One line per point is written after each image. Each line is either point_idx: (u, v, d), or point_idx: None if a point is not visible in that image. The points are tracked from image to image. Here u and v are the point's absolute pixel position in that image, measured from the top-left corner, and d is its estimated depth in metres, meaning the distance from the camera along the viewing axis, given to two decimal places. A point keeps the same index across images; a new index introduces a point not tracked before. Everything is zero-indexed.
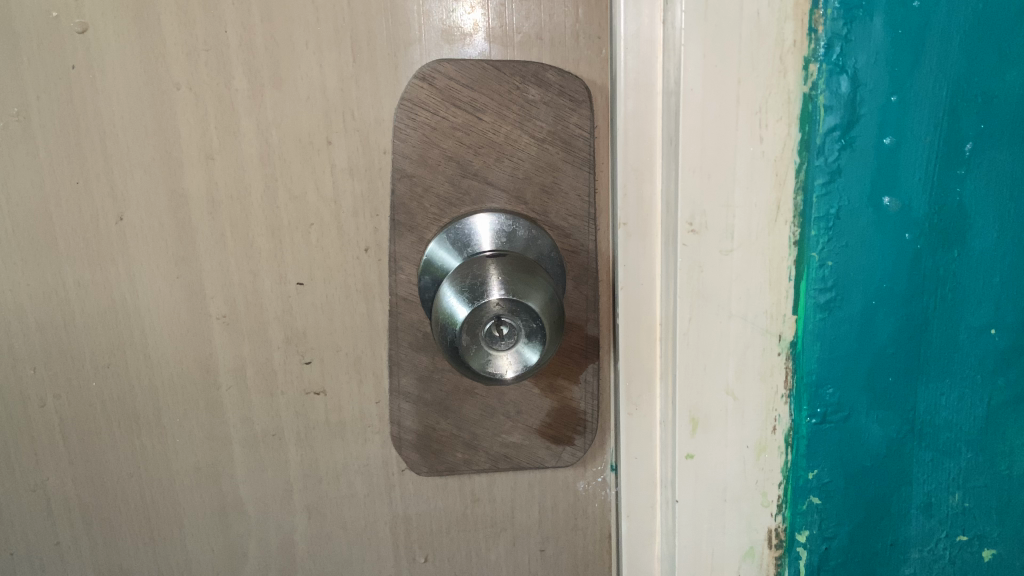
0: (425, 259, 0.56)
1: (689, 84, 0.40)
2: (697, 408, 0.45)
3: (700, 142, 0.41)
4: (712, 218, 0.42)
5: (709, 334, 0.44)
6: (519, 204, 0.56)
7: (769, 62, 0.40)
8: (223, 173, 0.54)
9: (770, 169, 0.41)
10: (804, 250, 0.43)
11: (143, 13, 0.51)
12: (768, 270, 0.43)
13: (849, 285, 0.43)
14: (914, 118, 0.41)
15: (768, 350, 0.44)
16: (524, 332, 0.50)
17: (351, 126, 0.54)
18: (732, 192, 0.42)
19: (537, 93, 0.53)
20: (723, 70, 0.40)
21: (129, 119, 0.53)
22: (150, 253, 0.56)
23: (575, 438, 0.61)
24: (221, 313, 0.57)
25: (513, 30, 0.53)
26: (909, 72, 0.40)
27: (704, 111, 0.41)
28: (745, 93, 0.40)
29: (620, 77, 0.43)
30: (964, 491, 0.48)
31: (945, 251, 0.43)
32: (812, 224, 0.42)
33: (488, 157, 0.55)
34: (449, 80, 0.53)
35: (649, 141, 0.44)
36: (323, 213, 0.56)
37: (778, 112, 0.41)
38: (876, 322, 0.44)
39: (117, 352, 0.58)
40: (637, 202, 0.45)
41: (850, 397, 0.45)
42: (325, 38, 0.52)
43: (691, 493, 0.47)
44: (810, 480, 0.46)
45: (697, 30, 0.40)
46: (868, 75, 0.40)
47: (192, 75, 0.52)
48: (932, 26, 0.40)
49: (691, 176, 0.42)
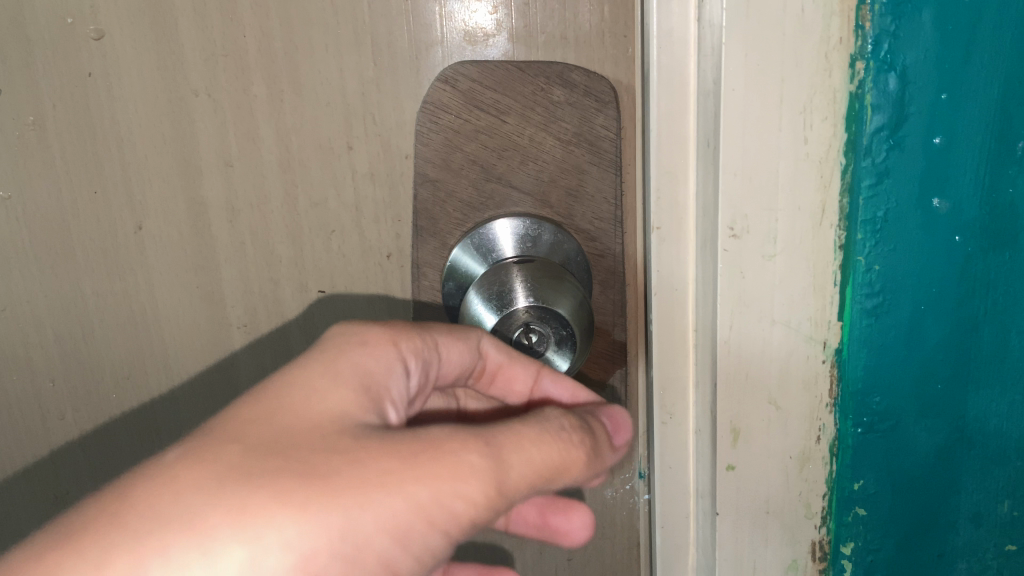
0: (449, 265, 0.56)
1: (730, 83, 0.37)
2: (739, 418, 0.43)
3: (740, 144, 0.38)
4: (756, 222, 0.39)
5: (751, 342, 0.41)
6: (544, 208, 0.55)
7: (814, 55, 0.36)
8: (242, 180, 0.53)
9: (815, 171, 0.38)
10: (848, 255, 0.39)
11: (160, 18, 0.50)
12: (812, 276, 0.39)
13: (898, 291, 0.39)
14: (968, 113, 0.36)
15: (813, 359, 0.41)
16: (554, 340, 0.49)
17: (372, 131, 0.53)
18: (775, 194, 0.38)
19: (561, 93, 0.52)
20: (765, 70, 0.36)
21: (146, 126, 0.52)
22: (170, 263, 0.55)
23: None
24: (241, 322, 0.56)
25: (537, 30, 0.51)
26: (962, 65, 0.36)
27: (745, 112, 0.37)
28: (789, 92, 0.36)
29: (653, 76, 0.42)
30: (1015, 500, 0.44)
31: (1000, 253, 0.39)
32: (858, 228, 0.38)
33: (512, 160, 0.54)
34: (472, 82, 0.52)
35: (685, 143, 0.42)
36: (344, 219, 0.55)
37: (823, 111, 0.37)
38: (925, 331, 0.40)
39: (137, 364, 0.57)
40: (671, 206, 0.43)
41: (898, 407, 0.41)
42: (345, 41, 0.51)
43: (732, 505, 0.45)
44: (855, 490, 0.43)
45: (737, 27, 0.36)
46: (917, 72, 0.36)
47: (211, 81, 0.51)
48: (989, 11, 0.35)
49: (732, 178, 0.38)
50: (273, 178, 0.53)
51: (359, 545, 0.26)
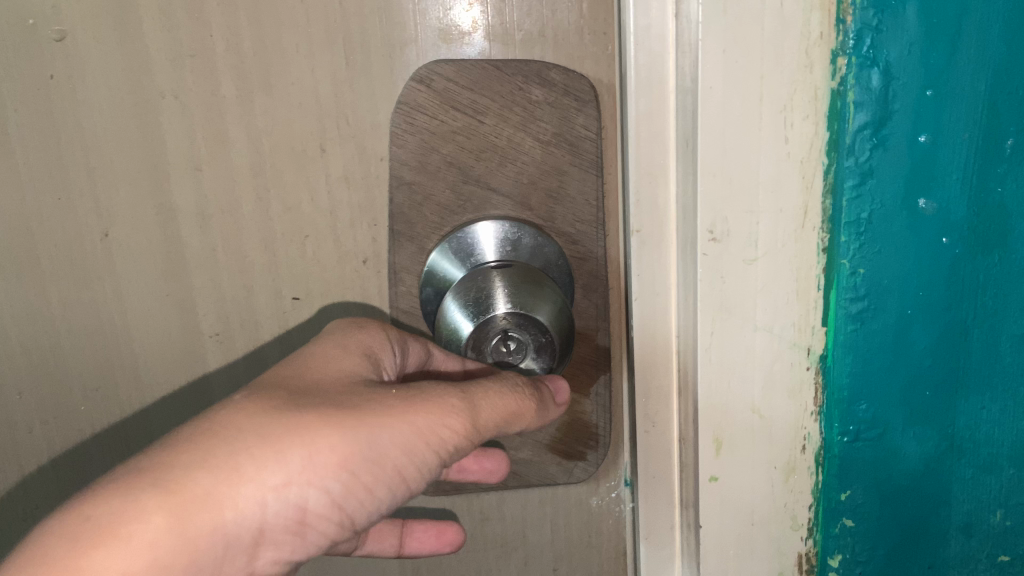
0: (426, 270, 0.54)
1: (708, 81, 0.35)
2: (722, 427, 0.41)
3: (720, 145, 0.36)
4: (736, 225, 0.37)
5: (734, 349, 0.39)
6: (523, 210, 0.54)
7: (795, 51, 0.35)
8: (213, 185, 0.52)
9: (797, 172, 0.36)
10: (832, 258, 0.37)
11: (124, 19, 0.48)
12: (795, 280, 0.38)
13: (884, 295, 0.38)
14: (953, 111, 0.35)
15: (797, 365, 0.39)
16: (533, 347, 0.48)
17: (346, 133, 0.52)
18: (756, 196, 0.37)
19: (540, 93, 0.51)
20: (744, 66, 0.35)
21: (113, 131, 0.50)
22: (140, 271, 0.53)
23: (587, 452, 0.59)
24: (214, 331, 0.55)
25: (514, 27, 0.50)
26: (947, 61, 0.34)
27: (724, 110, 0.35)
28: (769, 89, 0.35)
29: (630, 75, 0.40)
30: (1006, 509, 0.43)
31: (987, 255, 0.38)
32: (842, 230, 0.37)
33: (490, 161, 0.52)
34: (448, 82, 0.50)
35: (664, 141, 0.40)
36: (319, 223, 0.53)
37: (804, 109, 0.35)
38: (913, 336, 0.39)
39: (107, 375, 0.56)
40: (651, 208, 0.42)
41: (885, 414, 0.40)
42: (317, 40, 0.49)
43: (716, 518, 0.43)
44: (843, 501, 0.42)
45: (715, 22, 0.34)
46: (900, 68, 0.34)
47: (178, 82, 0.50)
48: (973, 7, 0.34)
49: (712, 179, 0.36)
50: (244, 181, 0.52)
51: (381, 456, 0.37)
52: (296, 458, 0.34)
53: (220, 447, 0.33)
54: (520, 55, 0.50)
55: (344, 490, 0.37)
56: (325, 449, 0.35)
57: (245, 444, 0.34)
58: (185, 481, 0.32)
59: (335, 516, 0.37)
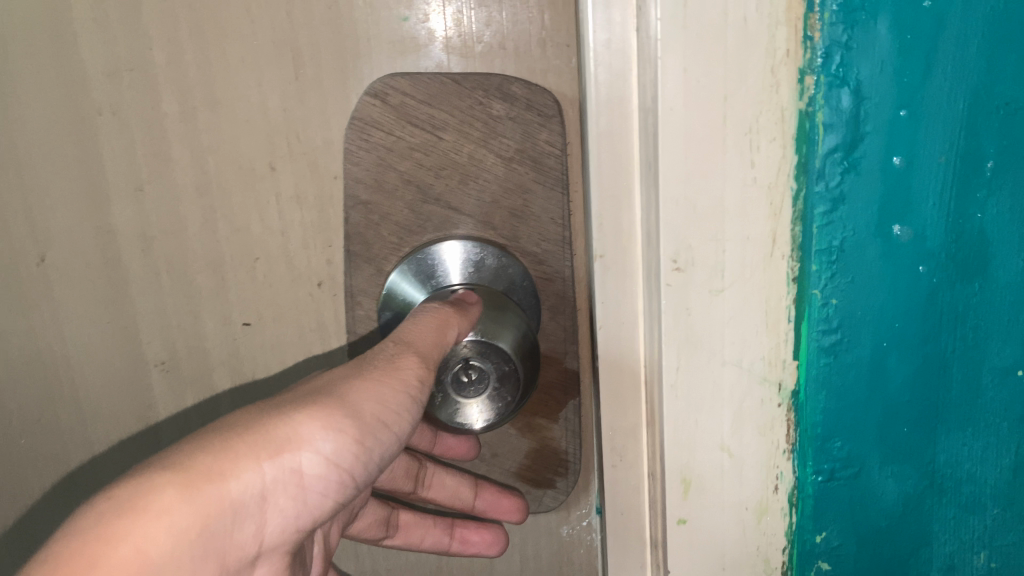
0: (386, 291, 0.52)
1: (669, 102, 0.33)
2: (690, 467, 0.39)
3: (683, 170, 0.34)
4: (701, 254, 0.35)
5: (701, 385, 0.37)
6: (486, 229, 0.51)
7: (761, 68, 0.32)
8: (155, 206, 0.49)
9: (764, 198, 0.34)
10: (803, 288, 0.35)
11: (59, 31, 0.45)
12: (764, 312, 0.36)
13: (857, 327, 0.36)
14: (929, 132, 0.33)
15: (768, 402, 0.37)
16: (495, 376, 0.46)
17: (297, 150, 0.49)
18: (723, 224, 0.35)
19: (501, 107, 0.48)
20: (707, 86, 0.33)
21: (48, 150, 0.47)
22: (79, 297, 0.50)
23: (556, 480, 0.57)
24: (160, 360, 0.52)
25: (474, 38, 0.48)
26: (921, 79, 0.32)
27: (687, 133, 0.33)
28: (733, 111, 0.33)
29: (591, 92, 0.38)
30: (991, 550, 0.41)
31: (965, 284, 0.35)
32: (812, 259, 0.35)
33: (451, 179, 0.50)
34: (404, 96, 0.48)
35: (629, 162, 0.38)
36: (270, 245, 0.50)
37: (771, 131, 0.33)
38: (889, 369, 0.37)
39: (47, 407, 0.53)
40: (615, 231, 0.39)
41: (861, 451, 0.38)
42: (264, 52, 0.46)
43: (684, 560, 0.41)
44: (818, 543, 0.40)
45: (676, 38, 0.32)
46: (872, 87, 0.32)
47: (116, 98, 0.46)
48: (948, 22, 0.32)
49: (675, 206, 0.34)
50: (187, 202, 0.49)
51: (357, 408, 0.37)
52: (306, 423, 0.35)
53: (247, 424, 0.34)
54: (479, 68, 0.48)
55: (344, 445, 0.36)
56: (334, 413, 0.36)
57: (255, 423, 0.34)
58: (193, 466, 0.31)
59: (337, 477, 0.37)
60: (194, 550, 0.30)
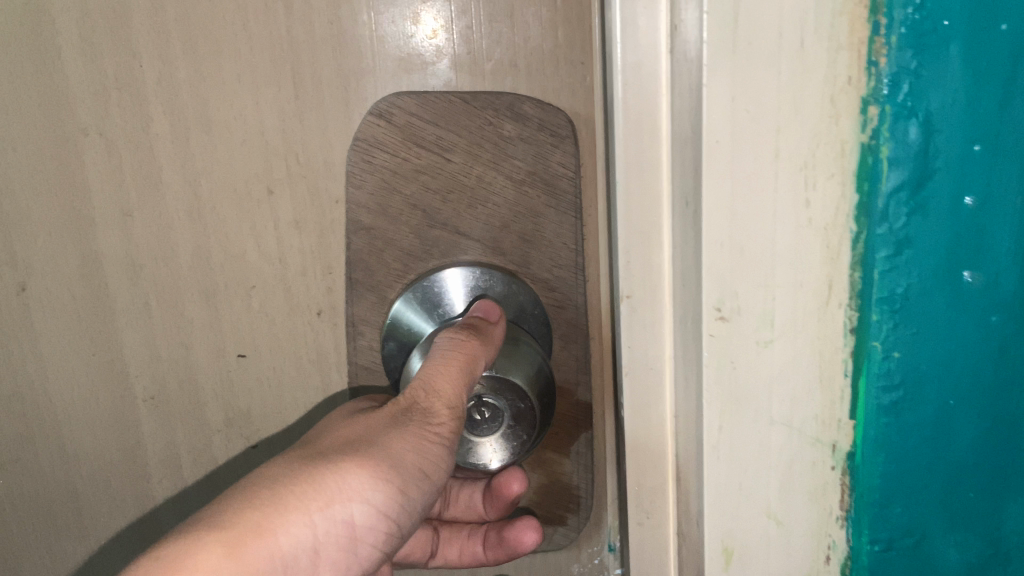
0: (389, 321, 0.49)
1: (713, 133, 0.28)
2: (731, 536, 0.34)
3: (728, 209, 0.29)
4: (747, 302, 0.30)
5: (746, 446, 0.32)
6: (494, 256, 0.48)
7: (818, 90, 0.27)
8: (144, 232, 0.46)
9: (819, 240, 0.29)
10: (860, 342, 0.30)
11: (42, 47, 0.43)
12: (818, 369, 0.31)
13: (923, 389, 0.30)
14: (1010, 167, 0.28)
15: (822, 466, 0.32)
16: (510, 414, 0.43)
17: (296, 173, 0.46)
18: (773, 268, 0.29)
19: (512, 128, 0.46)
20: (755, 116, 0.27)
21: (29, 171, 0.44)
22: (62, 329, 0.47)
23: (567, 517, 0.54)
24: (148, 395, 0.49)
25: (484, 56, 0.45)
26: (998, 110, 0.27)
27: (728, 165, 0.28)
28: (785, 140, 0.28)
29: (618, 113, 0.34)
30: None
31: None
32: (873, 311, 0.29)
33: (459, 203, 0.47)
34: (410, 116, 0.45)
35: (652, 196, 0.34)
36: (267, 272, 0.47)
37: (828, 166, 0.28)
38: (956, 435, 0.31)
39: (26, 446, 0.49)
40: (644, 272, 0.36)
41: (924, 527, 0.32)
42: (261, 71, 0.44)
43: None
44: None
45: (724, 61, 0.27)
46: (943, 120, 0.27)
47: (103, 118, 0.44)
48: None
49: (719, 249, 0.29)
50: (180, 227, 0.46)
51: (401, 459, 0.37)
52: (351, 476, 0.35)
53: (296, 479, 0.34)
54: (489, 87, 0.45)
55: (390, 494, 0.36)
56: (378, 464, 0.36)
57: (303, 475, 0.34)
58: (244, 522, 0.31)
59: (385, 526, 0.37)
60: None
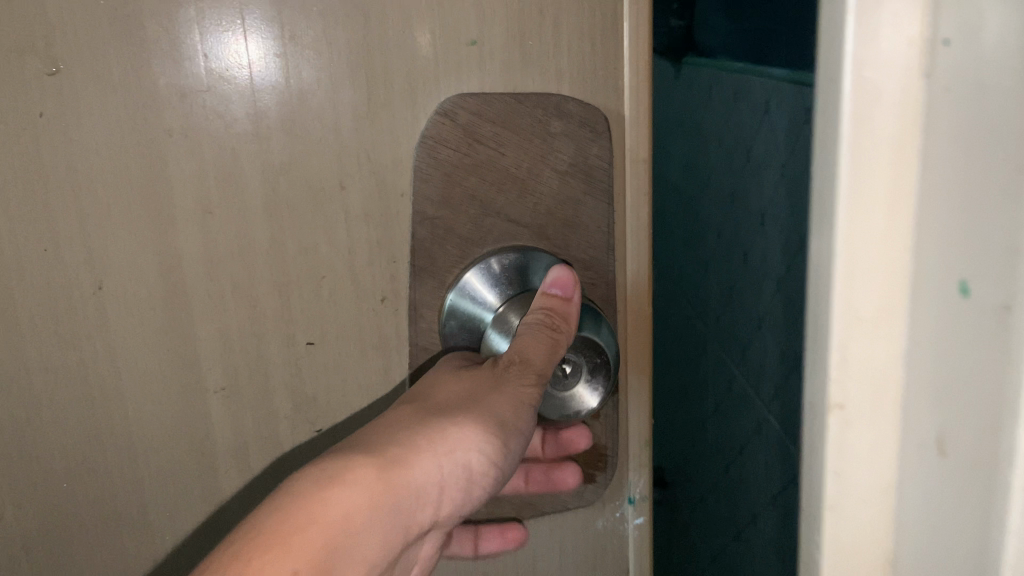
0: (446, 305, 0.53)
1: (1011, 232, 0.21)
2: None
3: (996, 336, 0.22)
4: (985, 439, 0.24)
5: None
6: (540, 241, 0.54)
7: None
8: (222, 228, 0.48)
9: None
10: None
11: (131, 53, 0.44)
12: None
13: None
14: None
15: None
16: (590, 369, 0.50)
17: (367, 169, 0.49)
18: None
19: (558, 125, 0.51)
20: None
21: (110, 171, 0.46)
22: (136, 327, 0.48)
23: (596, 474, 0.61)
24: (219, 386, 0.51)
25: (535, 61, 0.50)
26: None
27: (986, 231, 0.22)
28: None
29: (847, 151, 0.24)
30: None
31: None
32: None
33: (511, 194, 0.52)
34: (471, 115, 0.50)
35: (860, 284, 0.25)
36: (334, 264, 0.50)
37: None
38: None
39: (95, 445, 0.50)
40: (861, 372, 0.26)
41: None
42: (337, 74, 0.47)
43: None
44: None
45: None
46: None
47: (187, 120, 0.46)
48: None
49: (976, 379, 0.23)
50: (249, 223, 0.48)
51: (502, 419, 0.43)
52: (465, 428, 0.41)
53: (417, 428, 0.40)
54: (537, 90, 0.50)
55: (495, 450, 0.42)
56: (488, 423, 0.42)
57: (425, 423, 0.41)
58: (381, 453, 0.38)
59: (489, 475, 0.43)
60: (380, 520, 0.36)
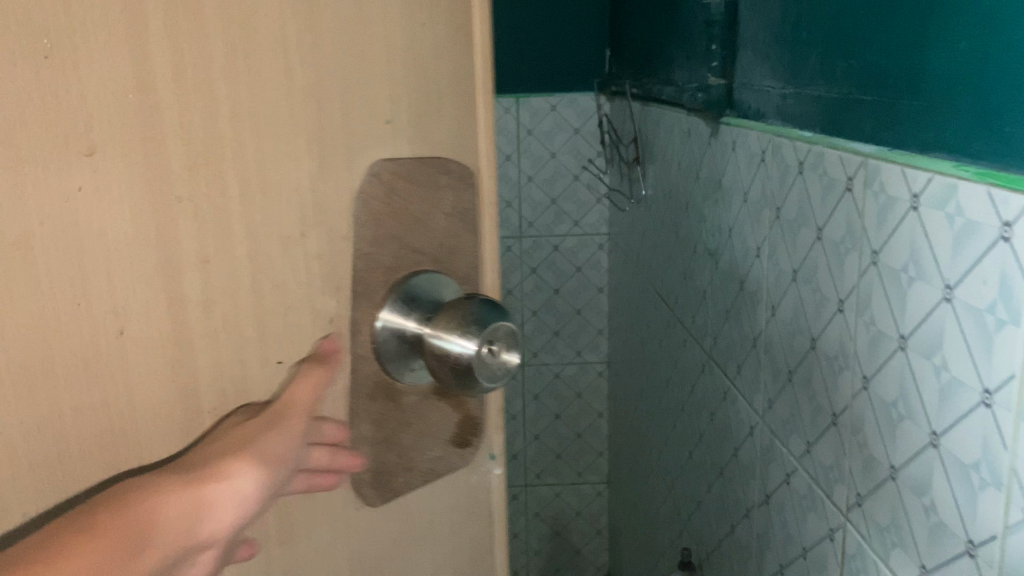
0: (380, 324, 0.66)
1: None
2: None
3: None
4: None
5: None
6: (437, 265, 0.70)
7: None
8: (218, 274, 0.54)
9: None
10: None
11: (152, 122, 0.48)
12: None
13: None
14: None
15: None
16: (507, 345, 0.68)
17: (321, 218, 0.60)
18: None
19: (446, 179, 0.69)
20: None
21: (135, 239, 0.49)
22: (156, 373, 0.52)
23: (473, 439, 0.77)
24: (212, 408, 0.56)
25: (428, 128, 0.67)
26: None
27: None
28: None
29: None
30: None
31: None
32: None
33: (410, 230, 0.68)
34: (389, 171, 0.64)
35: None
36: (310, 297, 0.61)
37: None
38: None
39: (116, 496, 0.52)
40: None
41: None
42: (301, 142, 0.57)
43: None
44: None
45: None
46: None
47: (194, 187, 0.52)
48: None
49: None
50: (237, 262, 0.55)
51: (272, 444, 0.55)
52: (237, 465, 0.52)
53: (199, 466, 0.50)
54: (438, 153, 0.68)
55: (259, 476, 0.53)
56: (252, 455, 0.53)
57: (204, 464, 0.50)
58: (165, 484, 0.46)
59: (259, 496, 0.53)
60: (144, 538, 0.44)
